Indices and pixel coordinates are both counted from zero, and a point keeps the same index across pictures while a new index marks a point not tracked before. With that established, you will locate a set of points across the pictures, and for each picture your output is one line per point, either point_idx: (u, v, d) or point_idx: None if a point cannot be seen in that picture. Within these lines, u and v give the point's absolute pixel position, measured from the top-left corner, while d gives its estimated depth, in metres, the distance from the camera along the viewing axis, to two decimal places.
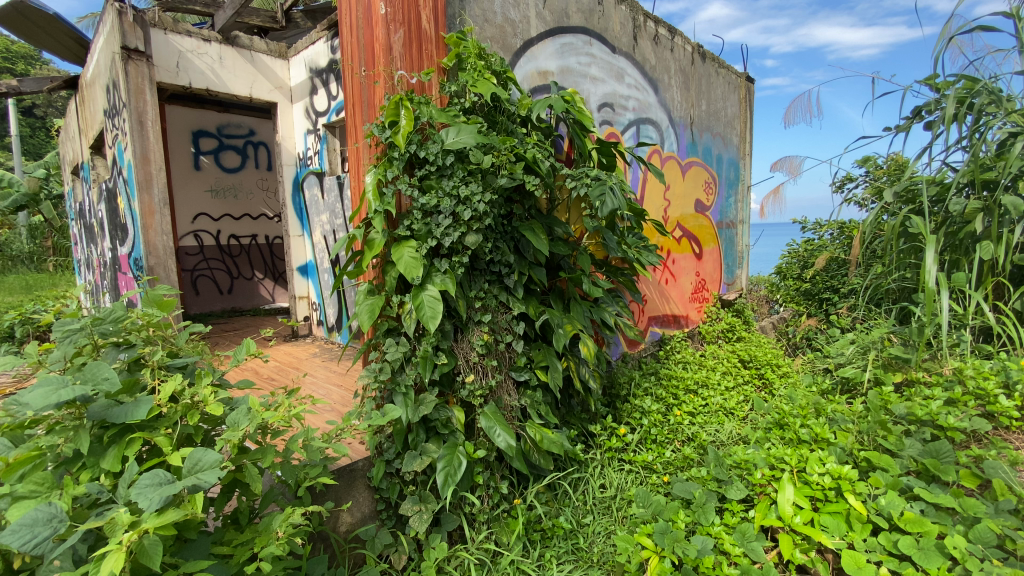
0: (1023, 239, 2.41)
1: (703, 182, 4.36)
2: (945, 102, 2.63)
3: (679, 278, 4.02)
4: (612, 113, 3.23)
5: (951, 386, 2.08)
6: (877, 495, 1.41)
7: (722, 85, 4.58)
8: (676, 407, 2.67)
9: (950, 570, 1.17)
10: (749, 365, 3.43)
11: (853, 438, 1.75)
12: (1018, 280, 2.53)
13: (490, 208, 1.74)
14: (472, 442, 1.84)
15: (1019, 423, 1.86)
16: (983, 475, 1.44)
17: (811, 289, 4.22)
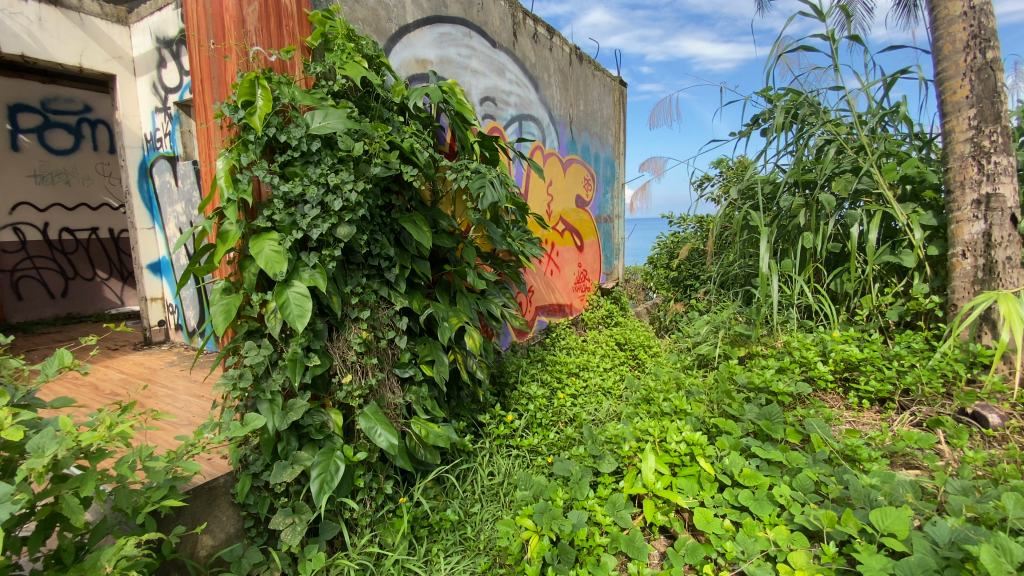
0: (836, 230, 2.86)
1: (583, 178, 4.60)
2: (776, 112, 3.05)
3: (562, 270, 4.20)
4: (494, 107, 3.26)
5: (782, 356, 2.43)
6: (723, 456, 1.59)
7: (598, 87, 4.85)
8: (560, 391, 2.79)
9: (778, 516, 1.34)
10: (625, 347, 3.70)
11: (705, 408, 1.97)
12: (833, 264, 3.01)
13: (364, 198, 1.67)
14: (352, 444, 1.76)
15: (833, 384, 2.23)
16: (805, 431, 1.69)
17: (677, 277, 4.66)
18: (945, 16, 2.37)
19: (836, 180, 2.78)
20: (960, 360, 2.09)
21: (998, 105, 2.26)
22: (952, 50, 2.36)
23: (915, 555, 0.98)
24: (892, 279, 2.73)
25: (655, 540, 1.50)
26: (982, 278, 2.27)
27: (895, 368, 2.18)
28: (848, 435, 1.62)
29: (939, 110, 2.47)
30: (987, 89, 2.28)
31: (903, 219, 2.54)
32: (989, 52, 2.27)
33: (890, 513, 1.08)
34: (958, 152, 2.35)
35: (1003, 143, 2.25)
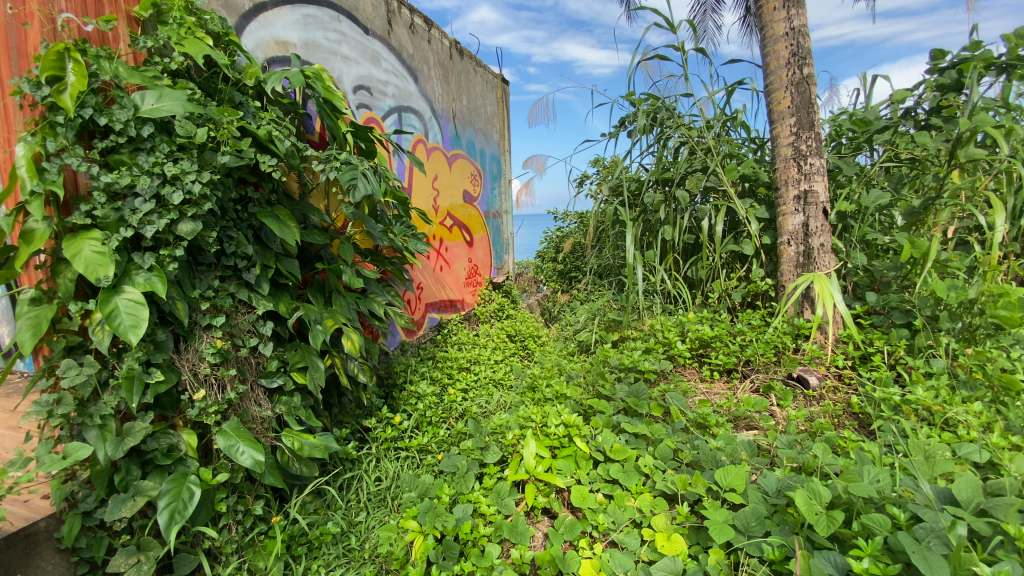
0: (692, 223, 3.18)
1: (470, 173, 4.59)
2: (639, 115, 3.31)
3: (453, 265, 4.17)
4: (370, 97, 3.12)
5: (649, 338, 2.67)
6: (596, 435, 1.70)
7: (480, 83, 4.87)
8: (451, 387, 2.76)
9: (644, 484, 1.44)
10: (515, 339, 3.78)
11: (582, 391, 2.09)
12: (690, 253, 3.35)
13: (211, 190, 1.50)
14: (210, 467, 1.58)
15: (690, 360, 2.48)
16: (666, 404, 1.86)
17: (563, 268, 4.86)
18: (771, 35, 2.74)
19: (689, 178, 3.09)
20: (787, 333, 2.44)
21: (812, 115, 2.66)
22: (778, 65, 2.73)
23: (750, 506, 1.09)
24: (736, 265, 3.10)
25: (538, 522, 1.55)
26: (803, 262, 2.67)
27: (739, 343, 2.49)
28: (701, 405, 1.81)
29: (768, 118, 2.85)
30: (804, 101, 2.67)
31: (743, 212, 2.90)
32: (805, 69, 2.66)
33: (731, 470, 1.21)
34: (783, 155, 2.73)
35: (816, 147, 2.65)
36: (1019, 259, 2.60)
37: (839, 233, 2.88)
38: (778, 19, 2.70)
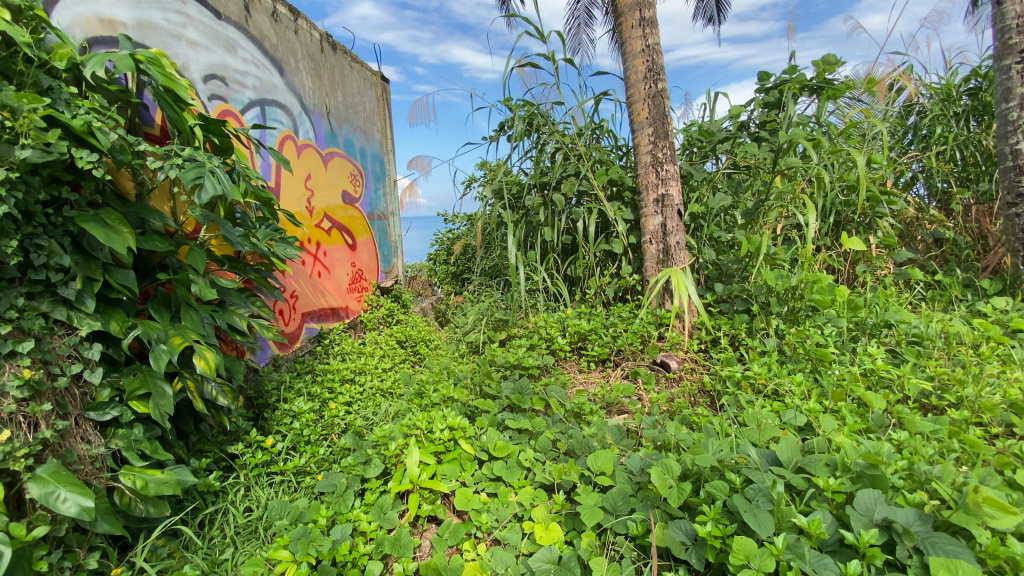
0: (568, 225, 3.35)
1: (349, 173, 4.37)
2: (516, 120, 3.40)
3: (333, 271, 3.93)
4: (224, 88, 2.82)
5: (534, 334, 2.76)
6: (481, 435, 1.71)
7: (357, 79, 4.65)
8: (332, 401, 2.59)
9: (526, 478, 1.46)
10: (404, 344, 3.66)
11: (468, 391, 2.08)
12: (569, 252, 3.53)
13: (6, 191, 1.25)
14: (22, 521, 1.32)
15: (570, 353, 2.62)
16: (547, 398, 1.92)
17: (457, 270, 4.90)
18: (630, 50, 2.97)
19: (565, 182, 3.25)
20: (652, 323, 2.68)
21: (666, 126, 2.95)
22: (637, 79, 2.97)
23: (616, 487, 1.16)
24: (608, 263, 3.33)
25: (424, 531, 1.50)
26: (663, 258, 2.94)
27: (611, 335, 2.68)
28: (579, 395, 1.91)
29: (630, 126, 3.09)
30: (659, 113, 2.94)
31: (611, 214, 3.10)
32: (659, 83, 2.93)
33: (601, 455, 1.28)
34: (644, 161, 2.98)
35: (670, 154, 2.94)
36: (828, 251, 3.11)
37: (694, 231, 3.22)
38: (635, 37, 2.94)
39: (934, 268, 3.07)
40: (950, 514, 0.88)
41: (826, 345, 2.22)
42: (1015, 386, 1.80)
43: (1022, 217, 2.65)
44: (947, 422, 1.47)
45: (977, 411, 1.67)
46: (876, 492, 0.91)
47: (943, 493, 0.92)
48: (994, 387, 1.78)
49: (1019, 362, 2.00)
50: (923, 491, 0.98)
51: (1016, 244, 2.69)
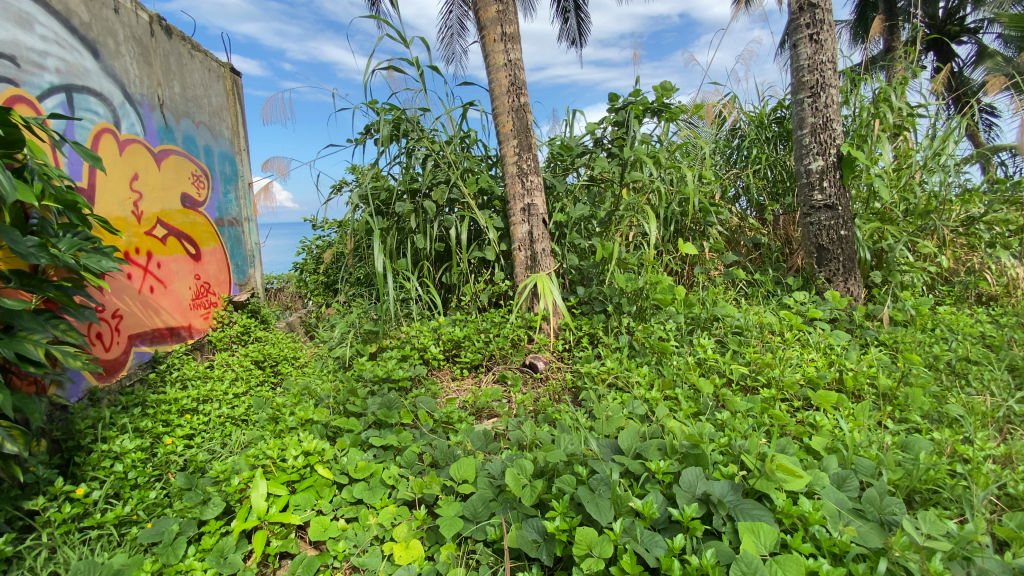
0: (439, 232, 3.32)
1: (190, 173, 3.87)
2: (381, 124, 3.29)
3: (169, 285, 3.44)
4: (13, 69, 2.33)
5: (405, 344, 2.68)
6: (342, 456, 1.60)
7: (200, 70, 4.13)
8: (169, 435, 2.25)
9: (389, 497, 1.39)
10: (263, 364, 3.31)
11: (330, 410, 1.94)
12: (441, 260, 3.49)
13: None
14: None
15: (442, 362, 2.58)
16: (416, 409, 1.86)
17: (324, 281, 4.58)
18: (493, 63, 3.05)
19: (434, 189, 3.22)
20: (522, 326, 2.75)
21: (529, 139, 3.07)
22: (501, 92, 3.06)
23: (476, 494, 1.16)
24: (482, 270, 3.36)
25: (276, 570, 1.35)
26: (531, 265, 3.05)
27: (483, 340, 2.70)
28: (448, 404, 1.88)
29: (496, 136, 3.16)
30: (523, 125, 3.06)
31: (482, 222, 3.14)
32: (522, 98, 3.05)
33: (463, 463, 1.27)
34: (511, 171, 3.07)
35: (534, 166, 3.07)
36: (671, 255, 3.49)
37: (558, 238, 3.39)
38: (498, 51, 3.02)
39: (753, 269, 3.60)
40: (754, 481, 1.02)
41: (667, 339, 2.47)
42: (810, 365, 2.17)
43: (814, 225, 3.22)
44: (760, 400, 1.72)
45: (782, 388, 1.99)
46: (697, 470, 1.02)
47: (749, 464, 1.06)
48: (795, 367, 2.12)
49: (812, 345, 2.42)
50: (736, 463, 1.12)
51: (810, 248, 3.26)
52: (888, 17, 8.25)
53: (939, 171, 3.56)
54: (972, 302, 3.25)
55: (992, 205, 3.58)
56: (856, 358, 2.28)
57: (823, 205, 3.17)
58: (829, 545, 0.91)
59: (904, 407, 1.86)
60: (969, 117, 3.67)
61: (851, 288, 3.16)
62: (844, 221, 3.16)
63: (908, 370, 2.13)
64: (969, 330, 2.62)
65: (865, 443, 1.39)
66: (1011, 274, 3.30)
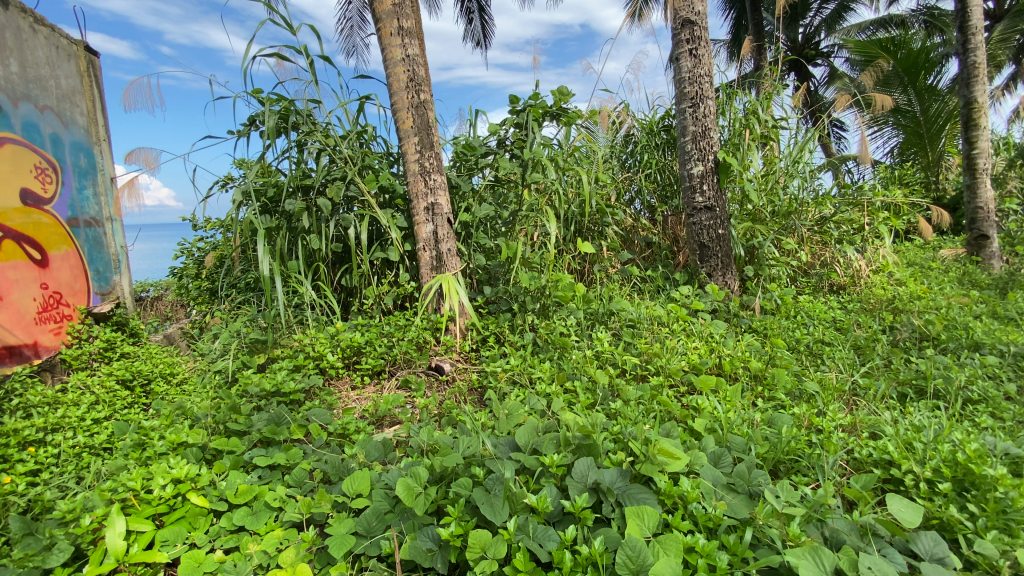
0: (336, 233, 3.14)
1: (33, 166, 3.31)
2: (268, 116, 3.03)
3: (7, 297, 3.02)
4: None
5: (299, 353, 2.50)
6: (221, 480, 1.45)
7: (46, 47, 3.54)
8: (4, 474, 1.90)
9: (276, 520, 1.28)
10: (131, 383, 2.92)
11: (208, 430, 1.75)
12: (338, 262, 3.31)
13: None
14: None
15: (341, 370, 2.44)
16: (308, 423, 1.73)
17: (207, 287, 4.15)
18: (390, 58, 2.95)
19: (329, 186, 3.03)
20: (427, 329, 2.68)
21: (431, 136, 3.01)
22: (399, 87, 2.97)
23: (370, 507, 1.11)
24: (384, 271, 3.24)
25: None
26: (435, 265, 2.99)
27: (385, 345, 2.60)
28: (345, 415, 1.78)
29: (396, 133, 3.06)
30: (423, 122, 2.99)
31: (384, 221, 3.02)
32: (421, 94, 2.98)
33: (357, 476, 1.20)
34: (412, 170, 2.99)
35: (436, 165, 3.01)
36: (571, 254, 3.61)
37: (463, 238, 3.36)
38: (395, 44, 2.93)
39: (646, 266, 3.83)
40: (640, 466, 1.08)
41: (568, 334, 2.56)
42: (694, 353, 2.36)
43: (696, 225, 3.51)
44: (650, 389, 1.83)
45: (669, 375, 2.14)
46: (588, 460, 1.06)
47: (636, 450, 1.12)
48: (680, 356, 2.30)
49: (695, 334, 2.63)
50: (625, 450, 1.17)
51: (694, 245, 3.55)
52: (756, 38, 9.24)
53: (798, 176, 4.05)
54: (825, 291, 3.73)
55: (839, 207, 4.13)
56: (732, 344, 2.52)
57: (703, 206, 3.46)
58: (704, 519, 0.99)
59: (772, 386, 2.08)
60: (820, 130, 4.20)
61: (728, 281, 3.48)
62: (721, 221, 3.47)
63: (775, 353, 2.39)
64: (823, 315, 2.99)
65: (738, 422, 1.53)
66: (853, 266, 3.83)
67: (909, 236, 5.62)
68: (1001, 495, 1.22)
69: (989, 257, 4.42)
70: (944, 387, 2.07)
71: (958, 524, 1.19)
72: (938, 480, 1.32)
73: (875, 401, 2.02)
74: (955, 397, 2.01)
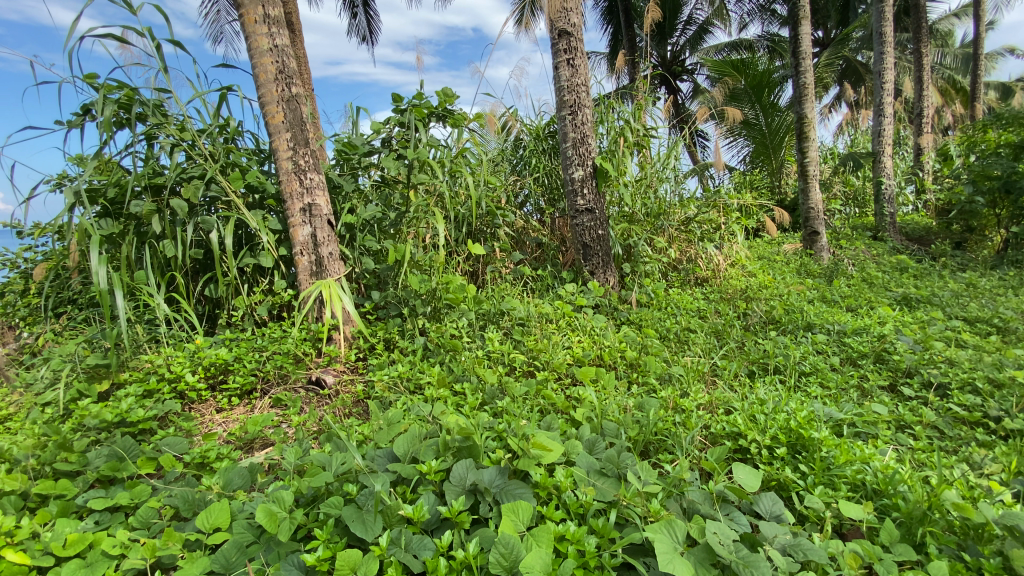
0: (196, 238, 2.83)
1: None
2: (105, 105, 2.63)
3: None
4: None
5: (152, 375, 2.21)
6: (43, 532, 1.23)
7: None
8: None
9: (115, 570, 1.10)
10: None
11: (28, 474, 1.47)
12: (200, 271, 2.98)
13: None
14: None
15: (204, 391, 2.20)
16: (159, 455, 1.53)
17: (33, 304, 3.51)
18: (256, 47, 2.72)
19: (186, 186, 2.71)
20: (307, 340, 2.51)
21: (305, 133, 2.82)
22: (266, 79, 2.74)
23: (229, 541, 1.00)
24: (257, 279, 2.97)
25: None
26: (315, 271, 2.81)
27: (258, 360, 2.38)
28: (206, 440, 1.60)
29: (265, 129, 2.82)
30: (296, 118, 2.79)
31: (253, 224, 2.77)
32: (293, 88, 2.78)
33: (215, 509, 1.08)
34: (284, 168, 2.77)
35: (312, 163, 2.82)
36: (461, 256, 3.61)
37: (346, 242, 3.20)
38: (261, 33, 2.70)
39: (536, 266, 3.95)
40: (518, 462, 1.10)
41: (459, 336, 2.55)
42: (577, 347, 2.48)
43: (579, 226, 3.68)
44: (536, 385, 1.89)
45: (554, 369, 2.23)
46: (467, 462, 1.06)
47: (515, 448, 1.14)
48: (566, 351, 2.40)
49: (579, 329, 2.77)
50: (506, 448, 1.19)
51: (578, 245, 3.72)
52: (630, 53, 10.02)
53: (667, 180, 4.43)
54: (692, 284, 4.13)
55: (702, 208, 4.60)
56: (611, 336, 2.69)
57: (585, 209, 3.65)
58: (576, 506, 1.04)
59: (646, 372, 2.25)
60: (684, 139, 4.64)
61: (609, 279, 3.70)
62: (601, 222, 3.68)
63: (647, 342, 2.60)
64: (689, 306, 3.31)
65: (612, 410, 1.63)
66: (713, 261, 4.29)
67: (758, 234, 6.43)
68: (825, 454, 1.46)
69: (819, 251, 5.19)
70: (783, 363, 2.40)
71: (792, 483, 1.38)
72: (776, 445, 1.52)
73: (730, 380, 2.28)
74: (792, 371, 2.33)
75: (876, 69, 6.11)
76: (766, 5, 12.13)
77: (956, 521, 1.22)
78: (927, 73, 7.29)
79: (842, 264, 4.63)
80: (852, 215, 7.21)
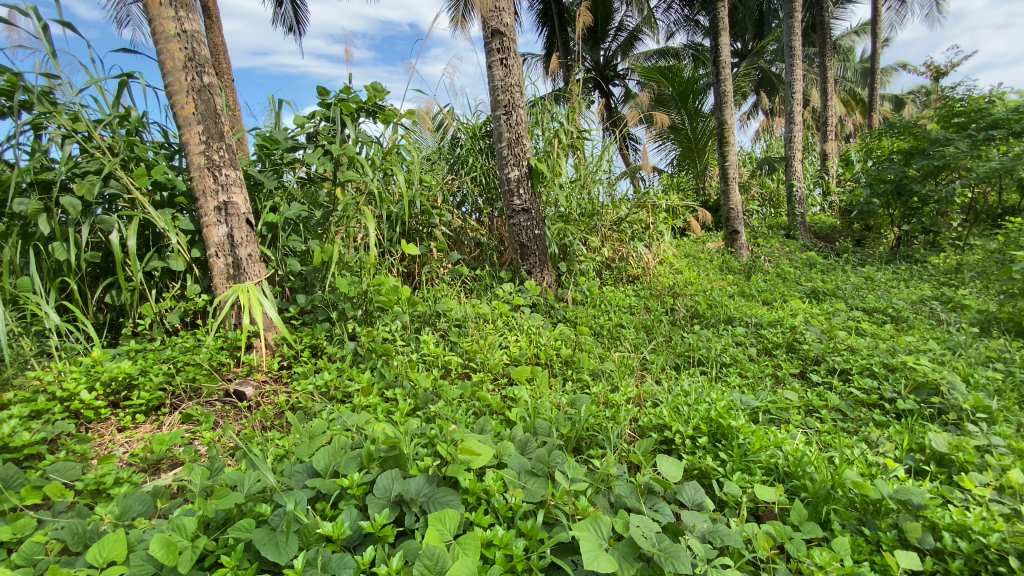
0: (93, 239, 2.56)
1: None
2: None
3: None
4: None
5: (40, 393, 1.98)
6: None
7: None
8: None
9: None
10: None
11: None
12: (99, 276, 2.70)
13: None
14: None
15: (104, 409, 1.99)
16: (46, 483, 1.36)
17: None
18: (161, 31, 2.50)
19: (81, 182, 2.44)
20: (223, 349, 2.35)
21: (220, 126, 2.62)
22: (173, 67, 2.53)
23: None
24: (166, 283, 2.74)
25: None
26: (233, 274, 2.63)
27: (167, 373, 2.20)
28: (103, 463, 1.45)
29: (174, 120, 2.60)
30: (209, 110, 2.59)
31: (161, 224, 2.55)
32: (204, 77, 2.59)
33: (109, 541, 0.98)
34: (196, 163, 2.57)
35: (228, 159, 2.64)
36: (395, 257, 3.51)
37: (269, 242, 3.02)
38: (166, 17, 2.49)
39: (473, 266, 3.92)
40: (446, 468, 1.08)
41: (393, 339, 2.48)
42: (514, 346, 2.49)
43: (516, 226, 3.69)
44: (471, 386, 1.87)
45: (489, 369, 2.22)
46: (391, 472, 1.02)
47: (443, 454, 1.11)
48: (502, 351, 2.40)
49: (516, 328, 2.78)
50: (434, 454, 1.17)
51: (514, 245, 3.73)
52: (564, 55, 10.21)
53: (599, 181, 4.55)
54: (624, 282, 4.27)
55: (633, 208, 4.77)
56: (547, 334, 2.72)
57: (521, 209, 3.67)
58: (504, 510, 1.03)
59: (580, 369, 2.29)
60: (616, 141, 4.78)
61: (545, 278, 3.74)
62: (537, 222, 3.71)
63: (581, 340, 2.65)
64: (621, 303, 3.42)
65: (545, 408, 1.65)
66: (643, 259, 4.46)
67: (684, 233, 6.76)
68: (742, 442, 1.54)
69: (739, 248, 5.51)
70: (707, 356, 2.53)
71: (712, 470, 1.45)
72: (699, 435, 1.60)
73: (658, 373, 2.37)
74: (715, 363, 2.46)
75: (787, 80, 6.59)
76: (690, 16, 12.79)
77: (856, 497, 1.33)
78: (831, 85, 7.95)
79: (760, 261, 4.96)
80: (767, 215, 7.76)
